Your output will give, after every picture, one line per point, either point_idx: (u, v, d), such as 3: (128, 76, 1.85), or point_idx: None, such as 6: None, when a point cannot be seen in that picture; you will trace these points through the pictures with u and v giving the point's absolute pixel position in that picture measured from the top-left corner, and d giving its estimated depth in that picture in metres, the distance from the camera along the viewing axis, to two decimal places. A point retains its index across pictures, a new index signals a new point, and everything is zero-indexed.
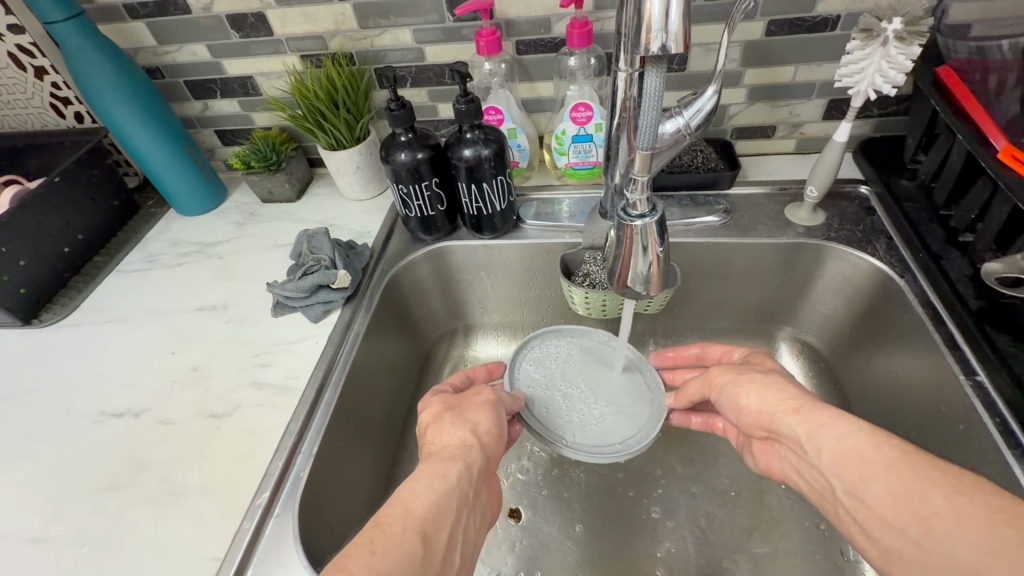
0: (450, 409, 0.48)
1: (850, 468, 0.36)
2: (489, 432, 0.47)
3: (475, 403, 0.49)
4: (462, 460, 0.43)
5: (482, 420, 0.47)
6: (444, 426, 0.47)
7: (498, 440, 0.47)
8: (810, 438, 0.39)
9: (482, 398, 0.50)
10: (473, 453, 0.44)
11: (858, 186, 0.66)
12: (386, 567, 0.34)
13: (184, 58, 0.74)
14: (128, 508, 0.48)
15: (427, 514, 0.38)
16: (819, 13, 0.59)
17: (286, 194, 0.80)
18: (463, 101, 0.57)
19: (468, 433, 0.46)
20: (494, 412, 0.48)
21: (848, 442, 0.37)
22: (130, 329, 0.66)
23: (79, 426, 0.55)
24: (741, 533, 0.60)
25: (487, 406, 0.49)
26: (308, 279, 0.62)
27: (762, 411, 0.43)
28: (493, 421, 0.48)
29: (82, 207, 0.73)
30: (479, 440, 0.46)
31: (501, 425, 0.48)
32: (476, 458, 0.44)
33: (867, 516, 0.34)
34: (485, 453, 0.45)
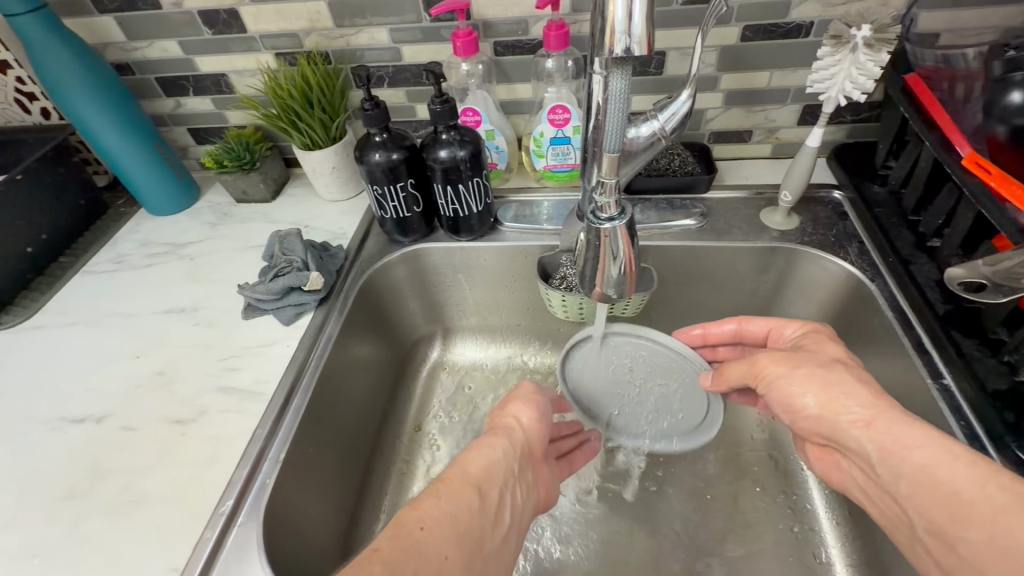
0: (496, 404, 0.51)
1: (924, 495, 0.36)
2: (529, 419, 0.49)
3: (518, 391, 0.52)
4: (506, 436, 0.45)
5: (522, 407, 0.49)
6: (495, 414, 0.50)
7: (539, 426, 0.48)
8: (884, 459, 0.39)
9: (526, 388, 0.52)
10: (516, 434, 0.47)
11: (831, 191, 0.67)
12: (451, 509, 0.37)
13: (155, 54, 0.72)
14: (86, 518, 0.47)
15: (480, 474, 0.41)
16: (793, 19, 0.60)
17: (261, 194, 0.78)
18: (438, 102, 0.56)
19: (510, 418, 0.48)
20: (536, 401, 0.50)
21: (924, 470, 0.36)
22: (94, 332, 0.64)
23: (38, 433, 0.53)
24: (716, 536, 0.60)
25: (532, 395, 0.51)
26: (279, 281, 0.61)
27: (831, 422, 0.43)
28: (532, 407, 0.49)
29: (46, 206, 0.71)
30: (520, 424, 0.48)
31: (544, 415, 0.50)
32: (518, 439, 0.46)
33: (947, 552, 0.35)
34: (526, 436, 0.47)
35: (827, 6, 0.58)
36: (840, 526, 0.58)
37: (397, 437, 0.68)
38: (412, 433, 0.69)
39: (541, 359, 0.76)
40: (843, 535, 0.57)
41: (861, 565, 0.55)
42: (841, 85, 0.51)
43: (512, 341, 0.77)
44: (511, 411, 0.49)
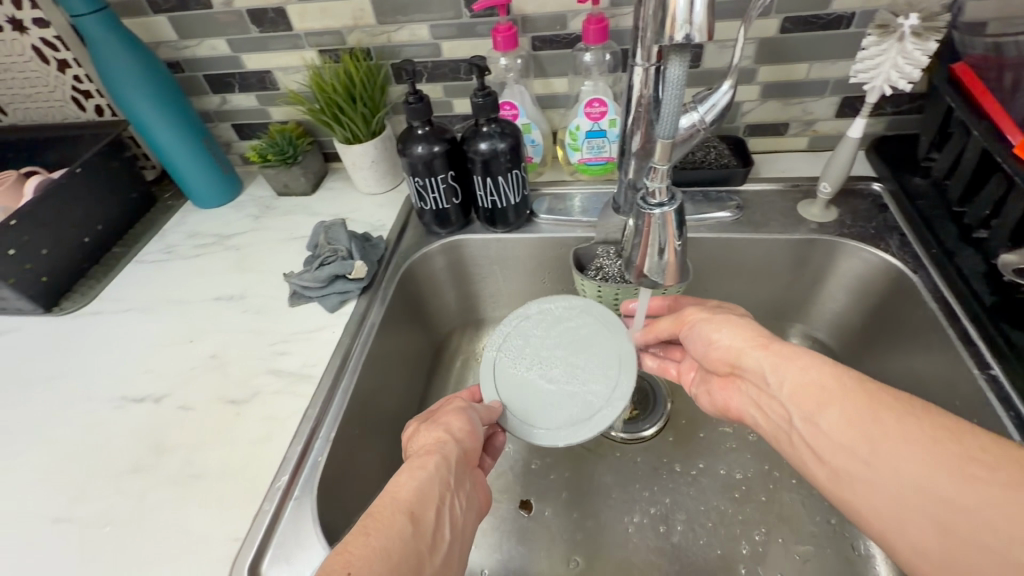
0: (426, 419, 0.49)
1: (806, 395, 0.37)
2: (460, 430, 0.47)
3: (443, 408, 0.50)
4: (438, 451, 0.44)
5: (450, 421, 0.48)
6: (420, 433, 0.48)
7: (472, 432, 0.48)
8: (774, 371, 0.40)
9: (450, 404, 0.51)
10: (449, 447, 0.45)
11: (871, 183, 0.67)
12: (381, 544, 0.34)
13: (204, 52, 0.75)
14: (149, 490, 0.49)
15: (412, 497, 0.39)
16: (834, 10, 0.60)
17: (302, 187, 0.81)
18: (480, 95, 0.58)
19: (439, 430, 0.46)
20: (466, 414, 0.49)
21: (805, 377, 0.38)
22: (148, 317, 0.67)
23: (101, 411, 0.56)
24: (752, 528, 0.60)
25: (457, 408, 0.50)
26: (326, 269, 0.63)
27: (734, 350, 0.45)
28: (461, 418, 0.48)
29: (102, 198, 0.74)
30: (452, 436, 0.46)
31: (476, 425, 0.49)
32: (451, 451, 0.44)
33: (817, 440, 0.36)
34: (461, 447, 0.46)
35: None
36: None
37: None
38: None
39: None
40: None
41: None
42: (886, 74, 0.51)
43: None
44: (444, 422, 0.48)
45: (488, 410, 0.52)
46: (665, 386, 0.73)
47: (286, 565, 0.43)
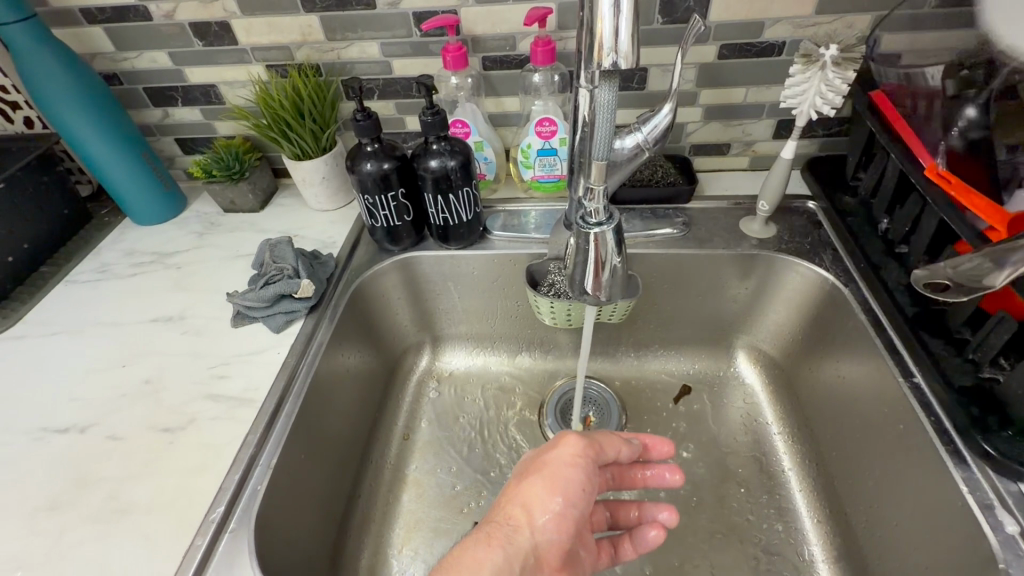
0: (522, 477, 0.44)
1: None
2: (545, 514, 0.42)
3: (550, 461, 0.44)
4: (504, 543, 0.39)
5: (541, 495, 0.42)
6: (507, 495, 0.43)
7: (559, 521, 0.42)
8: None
9: (560, 455, 0.45)
10: (519, 539, 0.40)
11: (806, 202, 0.70)
12: None
13: (144, 64, 0.72)
14: (71, 528, 0.46)
15: None
16: (766, 39, 0.63)
17: (249, 204, 0.78)
18: (429, 113, 0.58)
19: (518, 506, 0.42)
20: (563, 485, 0.43)
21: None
22: (78, 341, 0.63)
23: (18, 444, 0.52)
24: (700, 537, 0.61)
25: (568, 467, 0.44)
26: (269, 289, 0.61)
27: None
28: (558, 493, 0.42)
29: (29, 215, 0.70)
30: (531, 522, 0.41)
31: (571, 504, 0.43)
32: (521, 545, 0.40)
33: None
34: (535, 539, 0.41)
35: (797, 27, 0.62)
36: (822, 525, 0.60)
37: (386, 446, 0.69)
38: (401, 442, 0.70)
39: (530, 366, 0.77)
40: (825, 532, 0.59)
41: (842, 560, 0.57)
42: (811, 100, 0.54)
43: (501, 349, 0.78)
44: (537, 485, 0.43)
45: (613, 442, 0.48)
46: (618, 399, 0.74)
47: None
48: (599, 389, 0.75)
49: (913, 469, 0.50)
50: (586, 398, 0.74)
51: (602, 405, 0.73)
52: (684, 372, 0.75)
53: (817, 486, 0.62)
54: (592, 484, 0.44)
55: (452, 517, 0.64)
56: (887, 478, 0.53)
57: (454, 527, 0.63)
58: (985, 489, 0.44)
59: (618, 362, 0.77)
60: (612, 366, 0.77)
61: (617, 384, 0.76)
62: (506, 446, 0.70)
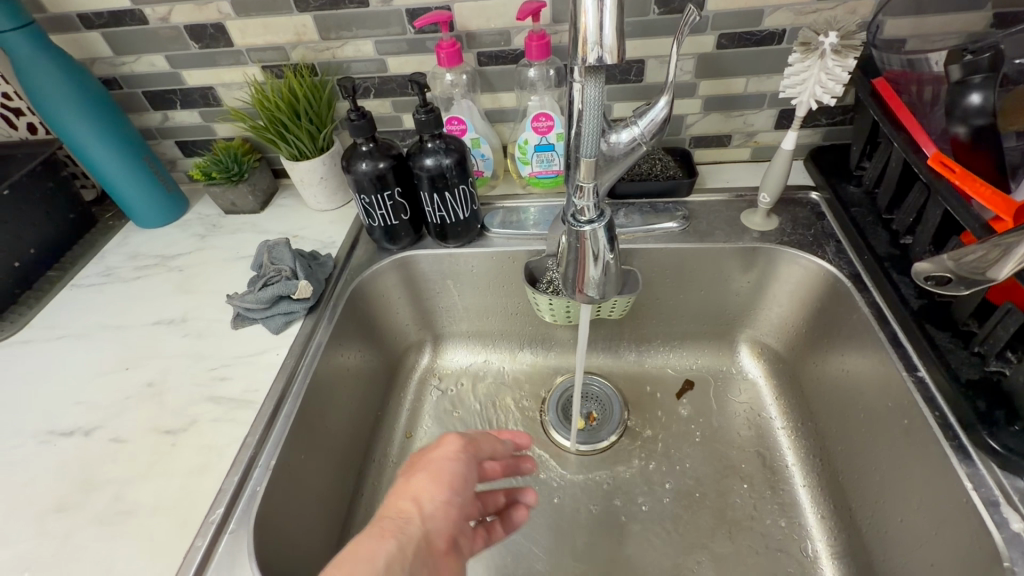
0: (405, 470, 0.44)
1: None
2: (433, 503, 0.41)
3: (432, 457, 0.44)
4: (398, 533, 0.38)
5: (428, 488, 0.42)
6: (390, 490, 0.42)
7: (446, 510, 0.42)
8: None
9: (444, 451, 0.44)
10: (411, 528, 0.39)
11: (808, 193, 0.69)
12: None
13: (142, 68, 0.73)
14: (77, 529, 0.47)
15: None
16: (766, 27, 0.62)
17: (249, 205, 0.79)
18: (422, 112, 0.57)
19: (406, 499, 0.41)
20: (447, 476, 0.43)
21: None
22: (83, 345, 0.64)
23: (26, 447, 0.53)
24: (702, 533, 0.61)
25: (452, 462, 0.44)
26: (268, 290, 0.61)
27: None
28: (444, 484, 0.42)
29: (34, 221, 0.71)
30: (421, 510, 0.40)
31: (455, 495, 0.43)
32: (413, 533, 0.39)
33: None
34: (425, 528, 0.40)
35: (798, 14, 0.61)
36: (825, 521, 0.59)
37: (388, 444, 0.69)
38: (403, 441, 0.70)
39: (531, 362, 0.77)
40: (829, 527, 0.59)
41: (845, 557, 0.56)
42: (811, 89, 0.53)
43: (503, 346, 0.78)
44: (427, 474, 0.43)
45: (489, 439, 0.48)
46: (620, 395, 0.74)
47: None
48: (601, 385, 0.75)
49: (917, 465, 0.49)
50: (588, 394, 0.74)
51: (604, 401, 0.73)
52: (686, 367, 0.74)
53: (821, 481, 0.61)
54: (473, 480, 0.44)
55: None
56: (893, 474, 0.52)
57: None
58: (990, 485, 0.43)
59: (620, 358, 0.76)
60: (614, 361, 0.77)
61: (618, 380, 0.75)
62: None
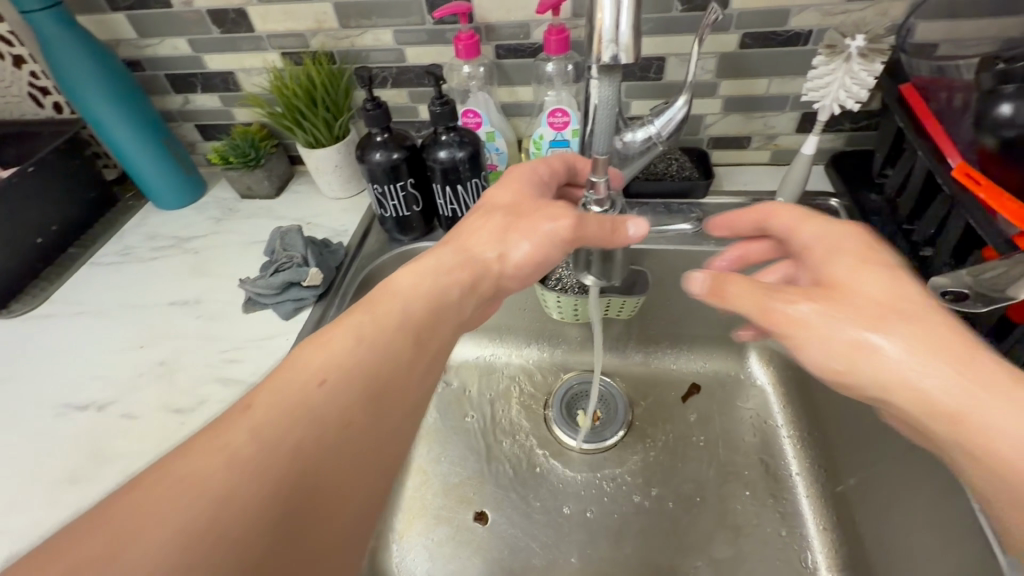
0: (512, 214, 0.45)
1: (878, 382, 0.34)
2: (516, 252, 0.44)
3: (539, 219, 0.44)
4: (466, 271, 0.43)
5: (522, 233, 0.44)
6: (483, 226, 0.45)
7: (521, 278, 0.46)
8: (969, 399, 0.31)
9: (552, 219, 0.44)
10: (484, 276, 0.44)
11: (830, 199, 0.66)
12: (300, 427, 0.32)
13: (165, 51, 0.74)
14: (88, 502, 0.48)
15: (389, 362, 0.37)
16: (791, 28, 0.60)
17: (265, 190, 0.80)
18: (438, 103, 0.57)
19: (491, 244, 0.44)
20: (550, 231, 0.44)
21: (871, 290, 0.35)
22: (100, 321, 0.65)
23: (43, 419, 0.55)
24: (701, 538, 0.60)
25: (553, 215, 0.44)
26: (279, 276, 0.62)
27: (821, 246, 0.40)
28: (529, 241, 0.44)
29: (57, 199, 0.73)
30: (502, 263, 0.44)
31: (547, 244, 0.44)
32: (480, 284, 0.44)
33: None
34: (497, 282, 0.45)
35: (825, 15, 0.59)
36: (828, 532, 0.59)
37: None
38: None
39: (537, 358, 0.77)
40: (831, 539, 0.58)
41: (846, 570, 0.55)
42: (836, 93, 0.51)
43: (509, 340, 0.78)
44: (450, 333, 0.42)
45: (614, 229, 0.45)
46: (625, 395, 0.73)
47: None
48: (607, 385, 0.74)
49: (926, 483, 0.48)
50: (592, 393, 0.74)
51: (609, 401, 0.73)
52: (695, 371, 0.74)
53: (826, 494, 0.61)
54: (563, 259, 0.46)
55: (455, 505, 0.65)
56: (900, 490, 0.51)
57: (456, 515, 0.64)
58: None
59: (627, 358, 0.76)
60: (620, 361, 0.76)
61: (624, 380, 0.75)
62: (511, 438, 0.70)
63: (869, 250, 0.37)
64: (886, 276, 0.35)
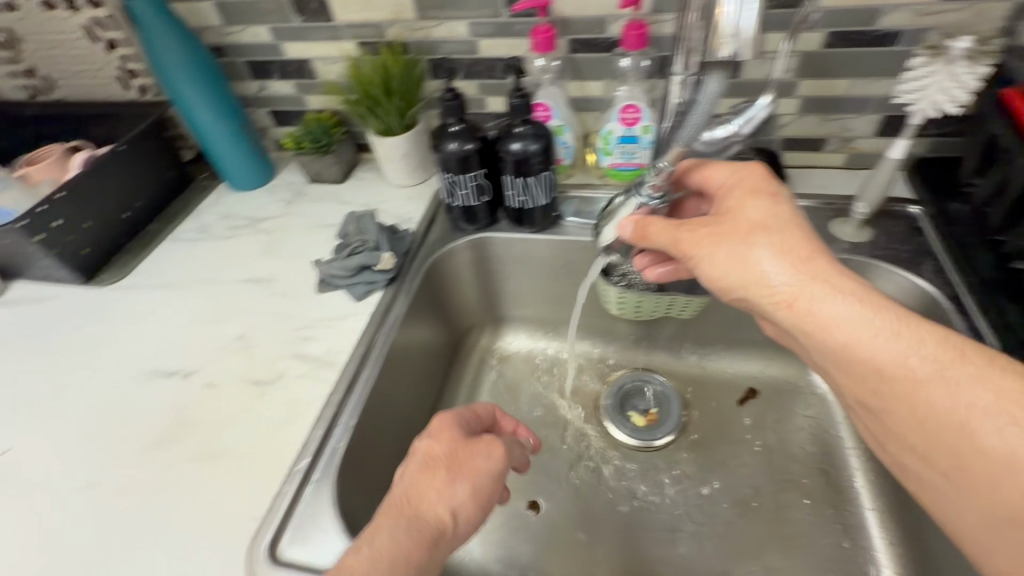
0: (447, 465, 0.43)
1: (839, 362, 0.41)
2: (457, 502, 0.41)
3: (473, 463, 0.43)
4: (407, 524, 0.39)
5: (460, 488, 0.42)
6: (416, 471, 0.43)
7: (473, 525, 0.42)
8: (803, 288, 0.41)
9: (485, 463, 0.44)
10: (438, 543, 0.39)
11: (908, 206, 0.65)
12: None
13: (247, 38, 0.77)
14: (178, 462, 0.51)
15: None
16: (881, 27, 0.58)
17: (333, 175, 0.82)
18: (516, 96, 0.58)
19: (433, 495, 0.41)
20: (485, 479, 0.43)
21: (843, 316, 0.39)
22: (182, 294, 0.69)
23: (134, 382, 0.59)
24: (757, 543, 0.60)
25: (488, 463, 0.44)
26: (354, 259, 0.64)
27: (735, 184, 0.49)
28: (467, 485, 0.42)
29: (141, 177, 0.77)
30: (453, 516, 0.41)
31: (485, 511, 0.43)
32: (434, 558, 0.39)
33: None
34: (452, 536, 0.41)
35: (920, 14, 0.57)
36: (894, 547, 0.57)
37: None
38: None
39: (591, 353, 0.78)
40: (896, 554, 0.57)
41: None
42: (932, 97, 0.50)
43: (563, 334, 0.78)
44: (443, 508, 0.41)
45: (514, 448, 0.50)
46: (679, 396, 0.73)
47: (304, 546, 0.44)
48: (661, 385, 0.74)
49: None
50: (647, 392, 0.74)
51: (663, 402, 0.73)
52: (752, 376, 0.73)
53: (891, 509, 0.59)
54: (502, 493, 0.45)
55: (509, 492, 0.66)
56: None
57: (509, 502, 0.65)
58: None
59: (682, 360, 0.76)
60: (675, 361, 0.76)
61: (679, 380, 0.75)
62: (563, 430, 0.71)
63: (763, 186, 0.47)
64: (784, 215, 0.45)
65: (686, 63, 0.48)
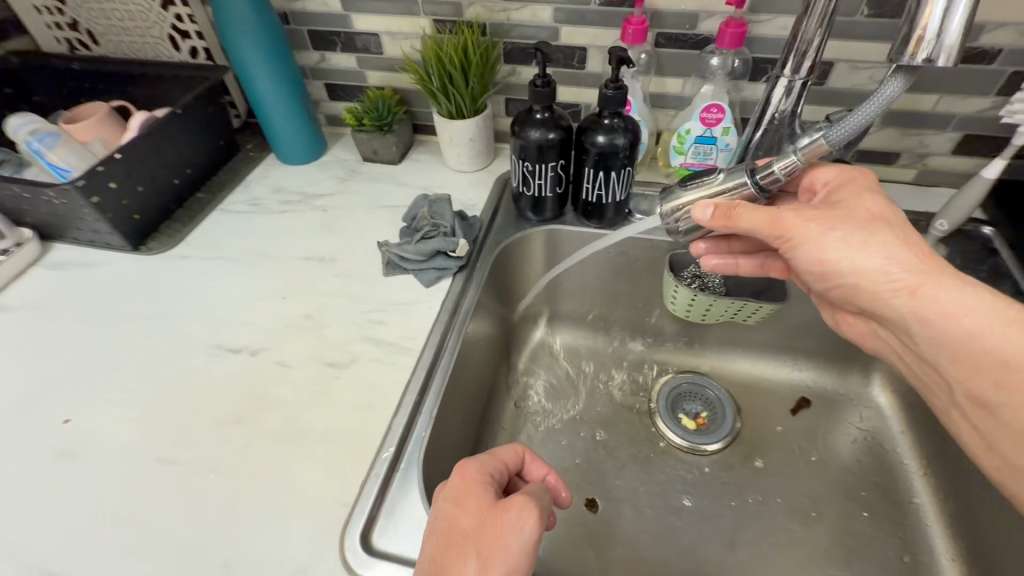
0: (475, 550, 0.37)
1: (958, 354, 0.41)
2: None
3: (500, 544, 0.37)
4: None
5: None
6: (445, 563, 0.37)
7: None
8: (925, 279, 0.42)
9: (514, 538, 0.37)
10: None
11: (981, 227, 0.65)
12: None
13: (314, 6, 0.74)
14: (253, 442, 0.49)
15: None
16: (980, 44, 0.58)
17: (390, 155, 0.80)
18: (612, 87, 0.56)
19: None
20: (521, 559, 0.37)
21: (968, 307, 0.40)
22: (240, 268, 0.67)
23: (198, 357, 0.56)
24: (819, 553, 0.60)
25: (520, 539, 0.37)
26: (428, 244, 0.62)
27: (845, 183, 0.47)
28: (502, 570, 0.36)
29: (193, 142, 0.74)
30: None
31: None
32: None
33: None
34: None
35: (1021, 35, 0.56)
36: (954, 564, 0.58)
37: (503, 409, 0.70)
38: (515, 410, 0.71)
39: (644, 353, 0.78)
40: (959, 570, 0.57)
41: None
42: None
43: (617, 332, 0.78)
44: None
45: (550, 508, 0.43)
46: (732, 401, 0.73)
47: (396, 534, 0.43)
48: (716, 391, 0.74)
49: None
50: (701, 396, 0.74)
51: (716, 406, 0.73)
52: (805, 385, 0.74)
53: (952, 525, 0.60)
54: None
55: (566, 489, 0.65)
56: None
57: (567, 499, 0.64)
58: None
59: (736, 365, 0.76)
60: (729, 367, 0.76)
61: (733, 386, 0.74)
62: (619, 430, 0.70)
63: (872, 186, 0.46)
64: (899, 215, 0.44)
65: (797, 66, 0.51)
